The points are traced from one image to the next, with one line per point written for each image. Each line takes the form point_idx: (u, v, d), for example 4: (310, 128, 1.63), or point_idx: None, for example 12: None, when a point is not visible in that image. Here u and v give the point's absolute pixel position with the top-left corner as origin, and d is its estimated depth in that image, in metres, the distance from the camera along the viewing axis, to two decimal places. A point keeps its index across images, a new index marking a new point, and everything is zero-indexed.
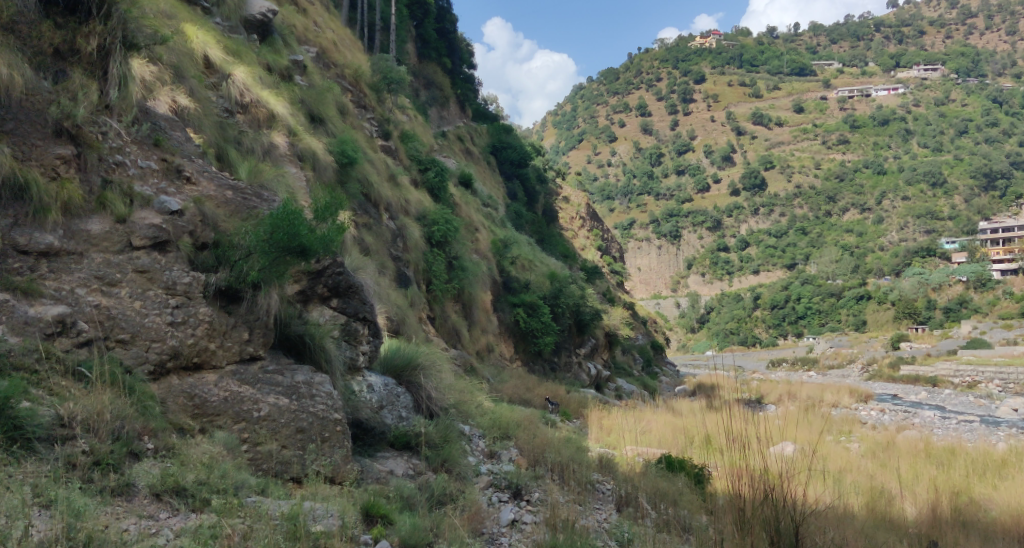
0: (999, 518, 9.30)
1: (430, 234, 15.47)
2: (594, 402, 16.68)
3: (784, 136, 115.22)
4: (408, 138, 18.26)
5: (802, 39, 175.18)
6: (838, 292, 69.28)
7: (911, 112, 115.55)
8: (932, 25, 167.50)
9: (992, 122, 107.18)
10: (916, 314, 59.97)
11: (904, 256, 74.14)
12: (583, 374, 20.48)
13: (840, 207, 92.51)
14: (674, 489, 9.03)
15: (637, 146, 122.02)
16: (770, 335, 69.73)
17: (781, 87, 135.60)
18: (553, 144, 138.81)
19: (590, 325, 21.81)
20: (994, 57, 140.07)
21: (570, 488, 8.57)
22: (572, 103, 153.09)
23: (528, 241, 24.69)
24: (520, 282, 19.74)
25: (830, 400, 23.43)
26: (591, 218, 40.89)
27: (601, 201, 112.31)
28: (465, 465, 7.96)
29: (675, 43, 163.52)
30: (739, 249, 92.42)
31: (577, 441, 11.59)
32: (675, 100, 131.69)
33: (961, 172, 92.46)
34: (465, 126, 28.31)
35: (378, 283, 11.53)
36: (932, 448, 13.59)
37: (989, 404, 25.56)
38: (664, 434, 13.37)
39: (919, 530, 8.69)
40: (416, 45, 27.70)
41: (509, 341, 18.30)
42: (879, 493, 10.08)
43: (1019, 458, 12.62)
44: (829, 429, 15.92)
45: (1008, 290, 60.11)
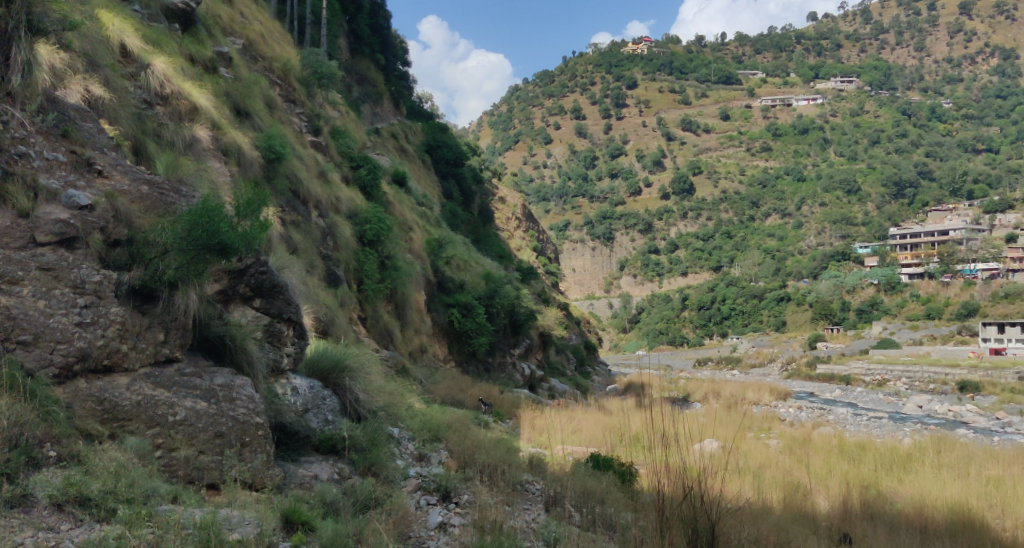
0: (903, 510, 9.83)
1: (362, 232, 15.18)
2: (527, 401, 16.78)
3: (712, 143, 118.84)
4: (339, 134, 17.82)
5: (729, 49, 180.60)
6: (761, 293, 71.70)
7: (828, 122, 120.77)
8: (848, 39, 175.39)
9: (902, 132, 113.03)
10: (832, 315, 63.30)
11: (821, 259, 77.48)
12: (517, 374, 20.56)
13: (763, 212, 95.90)
14: (602, 489, 9.18)
15: (572, 148, 123.20)
16: (697, 335, 71.55)
17: (709, 95, 139.57)
18: (489, 144, 138.41)
19: (524, 325, 21.96)
20: (903, 72, 148.05)
21: (500, 489, 8.64)
22: (508, 103, 153.17)
23: (463, 241, 24.59)
24: (455, 282, 19.66)
25: (752, 398, 24.25)
26: (526, 218, 41.11)
27: (537, 202, 112.84)
28: (393, 468, 7.91)
29: (609, 48, 166.30)
30: (669, 252, 94.45)
31: (508, 441, 11.62)
32: (608, 104, 133.81)
33: (874, 180, 97.34)
34: (399, 123, 27.93)
35: (306, 282, 11.31)
36: (844, 444, 14.24)
37: (897, 401, 26.97)
38: (593, 433, 13.58)
39: (831, 523, 9.14)
40: (349, 40, 27.16)
41: (443, 341, 18.22)
42: (795, 488, 10.54)
43: (922, 451, 13.38)
44: (749, 427, 16.45)
45: (915, 293, 63.55)
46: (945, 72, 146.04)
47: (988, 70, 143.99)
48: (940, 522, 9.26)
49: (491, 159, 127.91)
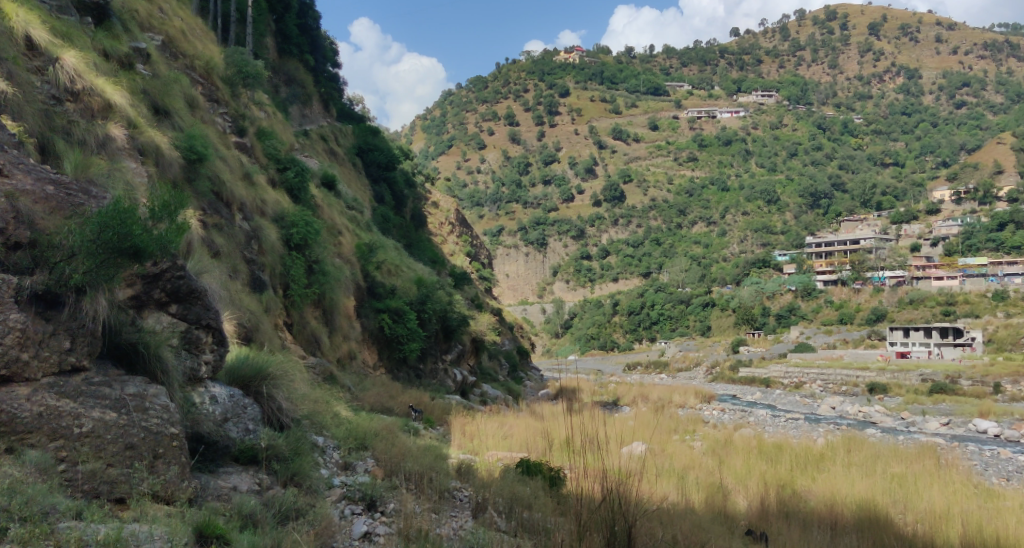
0: (816, 507, 10.29)
1: (288, 236, 14.80)
2: (457, 407, 16.68)
3: (641, 152, 121.52)
4: (265, 135, 17.32)
5: (657, 61, 184.96)
6: (688, 299, 73.74)
7: (750, 135, 125.30)
8: (768, 54, 182.35)
9: (817, 145, 118.57)
10: (753, 320, 65.86)
11: (743, 266, 80.38)
12: (448, 381, 20.36)
13: (689, 220, 98.51)
14: (530, 494, 9.26)
15: (506, 154, 123.16)
16: (626, 340, 72.46)
17: (638, 105, 142.80)
18: (422, 148, 136.91)
19: (456, 331, 21.86)
20: (819, 87, 155.38)
21: (426, 497, 8.59)
22: (441, 107, 151.93)
23: (395, 245, 24.30)
24: (386, 287, 19.44)
25: (677, 401, 24.98)
26: (460, 223, 40.91)
27: (471, 208, 111.96)
28: (317, 478, 7.75)
29: (542, 56, 167.95)
30: (601, 258, 95.61)
31: (438, 448, 11.56)
32: (541, 112, 134.86)
33: (791, 191, 101.79)
34: (329, 125, 27.40)
35: (228, 287, 10.95)
36: (763, 444, 14.82)
37: (812, 402, 28.24)
38: (524, 439, 13.65)
39: (748, 522, 9.53)
40: (277, 38, 26.25)
41: (374, 348, 17.90)
42: (716, 489, 10.92)
43: (835, 450, 14.03)
44: (676, 429, 16.92)
45: (829, 298, 66.61)
46: (856, 89, 153.62)
47: (894, 88, 152.12)
48: (848, 518, 9.74)
49: (424, 163, 126.49)
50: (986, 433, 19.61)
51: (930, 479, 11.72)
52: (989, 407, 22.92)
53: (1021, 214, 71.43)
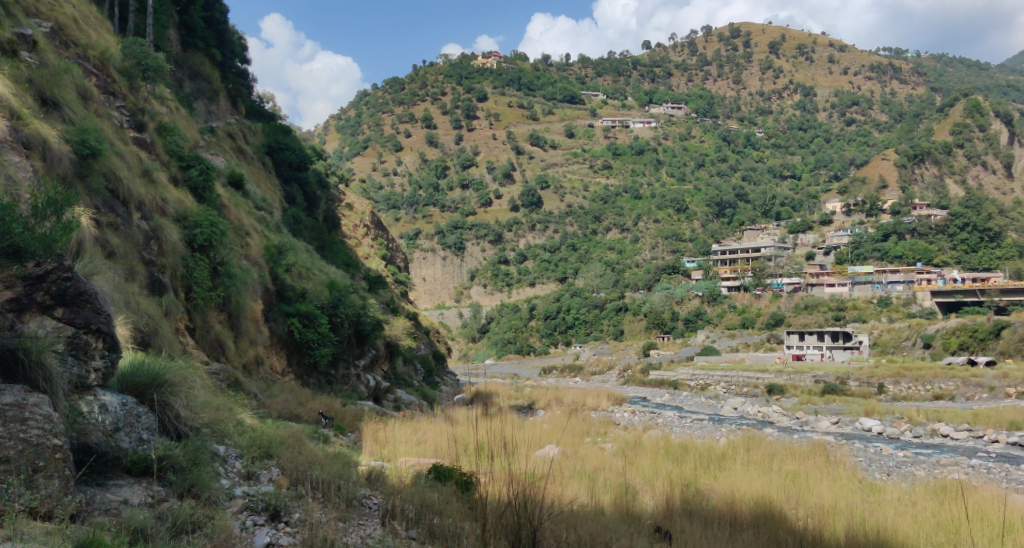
0: (717, 504, 10.72)
1: (191, 237, 14.11)
2: (370, 413, 16.37)
3: (558, 158, 123.13)
4: (167, 131, 16.51)
5: (573, 69, 187.86)
6: (602, 303, 75.19)
7: (661, 145, 129.17)
8: (678, 68, 188.85)
9: (722, 157, 123.83)
10: (663, 324, 68.17)
11: (654, 272, 82.81)
12: (361, 386, 19.89)
13: (604, 226, 100.63)
14: (442, 500, 9.21)
15: (423, 157, 121.76)
16: (543, 344, 73.15)
17: (555, 113, 144.85)
18: (336, 149, 133.50)
19: (370, 335, 21.43)
20: (724, 102, 162.39)
21: (334, 506, 8.41)
22: (356, 107, 148.58)
23: (306, 247, 23.63)
24: (296, 290, 18.84)
25: (590, 404, 25.47)
26: (375, 225, 40.23)
27: (387, 210, 109.55)
28: (216, 488, 7.44)
29: (460, 59, 167.69)
30: (518, 263, 95.91)
31: (348, 456, 11.32)
32: (459, 115, 134.38)
33: (699, 201, 105.97)
34: (236, 123, 26.41)
35: (123, 289, 10.38)
36: (669, 445, 15.31)
37: (716, 404, 29.39)
38: (437, 444, 13.59)
39: (653, 521, 9.84)
40: (180, 30, 24.91)
41: (282, 353, 17.35)
42: (624, 489, 11.21)
43: (735, 450, 14.63)
44: (587, 432, 17.24)
45: (732, 303, 69.55)
46: (757, 104, 161.07)
47: (792, 104, 160.39)
48: (745, 514, 10.20)
49: (338, 164, 123.29)
50: (870, 431, 20.98)
51: (820, 475, 12.44)
52: (873, 407, 24.48)
53: (903, 226, 76.69)
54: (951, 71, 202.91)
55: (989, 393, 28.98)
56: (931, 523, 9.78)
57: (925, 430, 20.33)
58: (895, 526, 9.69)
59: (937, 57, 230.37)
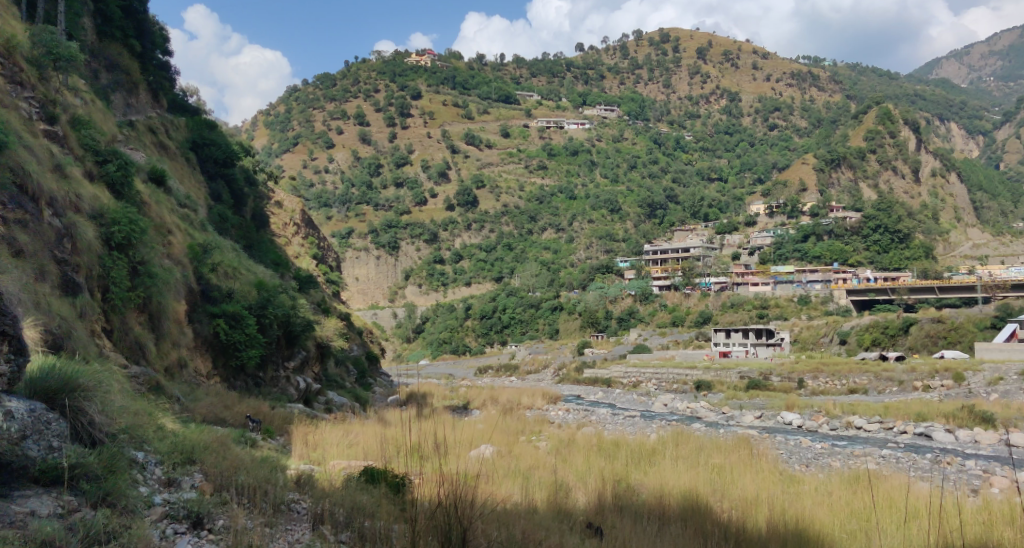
0: (648, 500, 10.96)
1: (108, 234, 13.50)
2: (300, 416, 16.01)
3: (493, 157, 123.26)
4: (81, 124, 15.74)
5: (507, 70, 188.38)
6: (537, 303, 75.76)
7: (594, 146, 131.06)
8: (610, 71, 191.92)
9: (654, 159, 126.67)
10: (597, 323, 69.28)
11: (589, 272, 83.98)
12: (291, 388, 19.41)
13: (539, 226, 101.38)
14: (373, 503, 9.10)
15: (355, 154, 119.77)
16: (479, 344, 73.25)
17: (489, 112, 145.04)
18: (264, 145, 129.71)
19: (300, 336, 20.94)
20: (655, 105, 166.10)
21: (260, 512, 8.19)
22: (286, 103, 144.83)
23: (233, 246, 22.94)
24: (222, 290, 18.27)
25: (525, 403, 25.63)
26: (305, 224, 39.37)
27: (318, 209, 106.34)
28: (134, 496, 7.15)
29: (393, 57, 165.77)
30: (453, 262, 95.49)
31: (276, 460, 11.05)
32: (392, 113, 132.89)
33: (631, 202, 108.09)
34: (158, 117, 25.39)
35: (32, 290, 9.84)
36: (602, 441, 15.56)
37: (647, 400, 30.05)
38: (370, 447, 13.41)
39: (585, 517, 9.99)
40: (96, 19, 23.68)
41: (207, 355, 16.78)
42: (558, 487, 11.33)
43: (665, 445, 14.97)
44: (522, 431, 17.34)
45: (663, 302, 71.15)
46: (686, 108, 165.35)
47: (719, 109, 165.42)
48: (673, 508, 10.46)
49: (267, 160, 119.79)
50: (791, 424, 21.85)
51: (744, 468, 12.86)
52: (794, 401, 25.49)
53: (821, 228, 80.13)
54: (864, 80, 213.71)
55: (899, 386, 30.61)
56: (845, 511, 10.25)
57: (841, 423, 21.28)
58: (813, 515, 10.10)
59: (852, 67, 241.95)
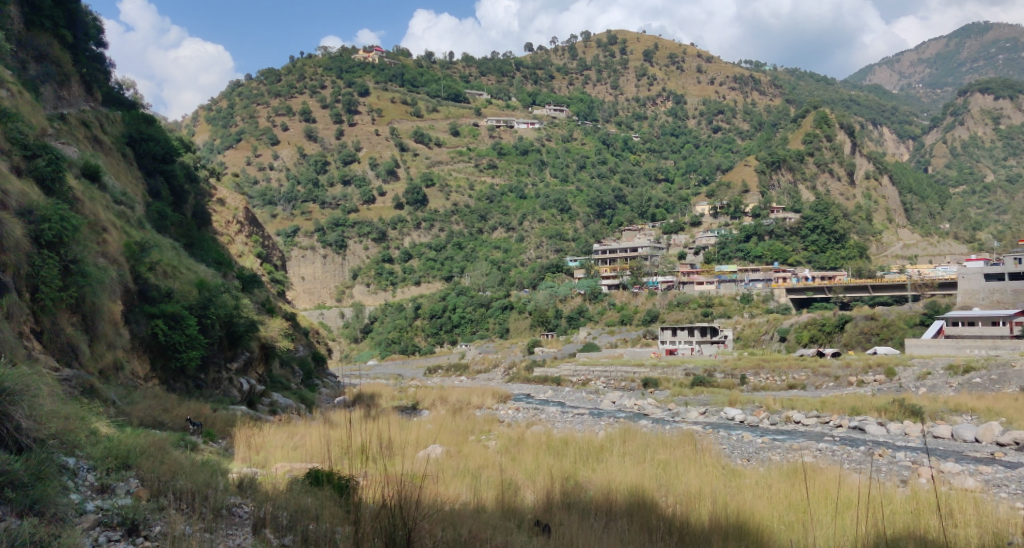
0: (595, 496, 11.09)
1: (39, 233, 12.96)
2: (243, 418, 15.66)
3: (443, 156, 122.68)
4: (8, 117, 15.08)
5: (456, 68, 187.67)
6: (487, 302, 75.78)
7: (544, 146, 131.73)
8: (559, 71, 193.19)
9: (602, 160, 128.05)
10: (547, 322, 69.71)
11: (539, 271, 84.38)
12: (234, 390, 18.94)
13: (490, 225, 101.38)
14: (318, 504, 8.97)
15: (301, 151, 117.61)
16: (428, 343, 72.99)
17: (439, 111, 144.38)
18: (205, 141, 126.15)
19: (243, 337, 20.45)
20: (603, 106, 167.88)
21: (200, 517, 7.97)
22: (228, 98, 141.17)
23: (172, 244, 22.27)
24: (161, 290, 17.73)
25: (475, 402, 25.62)
26: (249, 222, 38.50)
27: (262, 206, 103.94)
28: (64, 504, 6.91)
29: (340, 53, 163.49)
30: (403, 261, 94.68)
31: (217, 463, 10.79)
32: (340, 110, 131.00)
33: (581, 202, 109.13)
34: (91, 110, 24.47)
35: None
36: (551, 440, 15.67)
37: (596, 398, 30.39)
38: (315, 448, 13.20)
39: (533, 515, 10.05)
40: (24, 7, 22.67)
41: (144, 357, 16.27)
42: (507, 486, 11.35)
43: (613, 442, 15.15)
44: (472, 430, 17.32)
45: (612, 300, 71.91)
46: (634, 109, 167.64)
47: (665, 110, 168.21)
48: (620, 503, 10.61)
49: (208, 157, 116.56)
50: (734, 419, 22.37)
51: (689, 462, 13.14)
52: (737, 397, 26.13)
53: (763, 228, 82.25)
54: (803, 84, 220.54)
55: (835, 381, 31.71)
56: (784, 503, 10.55)
57: (781, 418, 21.92)
58: (754, 509, 10.36)
59: (791, 72, 249.09)
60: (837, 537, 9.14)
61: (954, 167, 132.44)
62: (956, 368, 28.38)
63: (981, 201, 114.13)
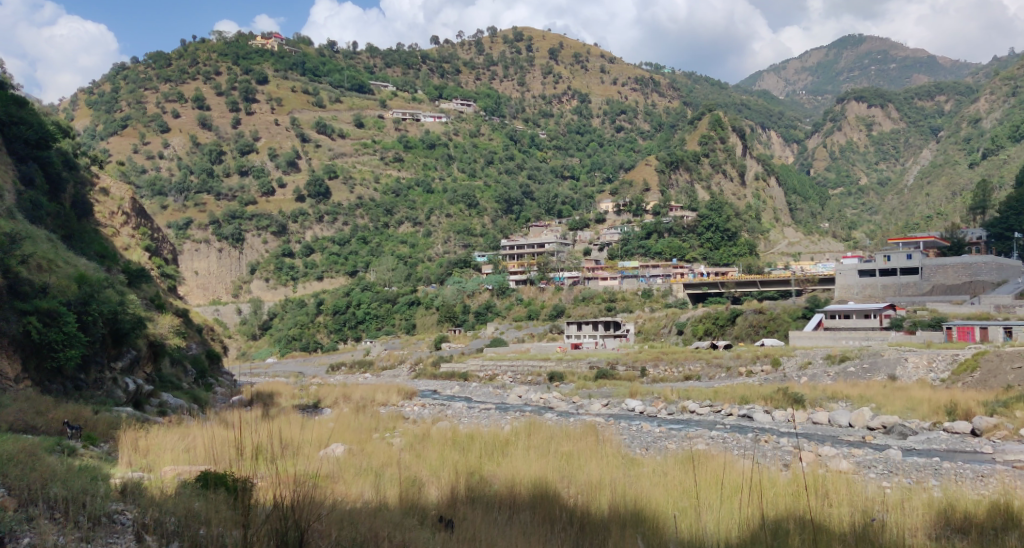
0: (500, 490, 11.14)
1: None
2: (127, 420, 14.78)
3: (347, 148, 120.06)
4: None
5: (360, 59, 183.65)
6: (393, 298, 74.92)
7: (451, 140, 131.15)
8: (465, 66, 192.88)
9: (509, 156, 129.07)
10: (454, 317, 69.62)
11: (446, 266, 84.18)
12: (118, 391, 17.81)
13: (396, 219, 100.27)
14: (210, 508, 8.56)
15: (195, 139, 112.05)
16: (331, 340, 71.35)
17: (342, 101, 141.14)
18: (86, 126, 117.89)
19: (130, 335, 19.29)
20: (510, 102, 168.84)
21: (75, 526, 7.43)
22: (111, 81, 132.53)
23: (47, 236, 20.77)
24: (35, 285, 16.50)
25: (379, 399, 25.29)
26: (137, 213, 36.42)
27: (151, 197, 98.09)
28: None
29: (236, 38, 156.89)
30: (304, 256, 91.94)
31: (98, 468, 10.12)
32: (236, 98, 125.70)
33: (488, 197, 109.61)
34: None
35: None
36: (456, 435, 15.67)
37: (502, 392, 30.68)
38: (209, 449, 12.61)
39: (438, 511, 10.01)
40: None
41: (15, 358, 15.09)
42: (411, 483, 11.23)
43: (518, 436, 15.30)
44: (376, 428, 17.08)
45: (519, 296, 72.64)
46: (540, 107, 169.69)
47: (570, 108, 171.10)
48: (523, 496, 10.71)
49: (89, 144, 109.03)
50: (634, 410, 23.10)
51: (590, 454, 13.45)
52: (637, 388, 26.97)
53: (662, 226, 85.16)
54: (699, 87, 230.14)
55: (727, 372, 33.33)
56: (678, 490, 10.97)
57: (677, 408, 22.84)
58: (650, 496, 10.71)
59: (687, 75, 259.18)
60: (724, 520, 9.61)
61: (833, 170, 141.75)
62: (833, 358, 30.54)
63: (857, 202, 122.87)
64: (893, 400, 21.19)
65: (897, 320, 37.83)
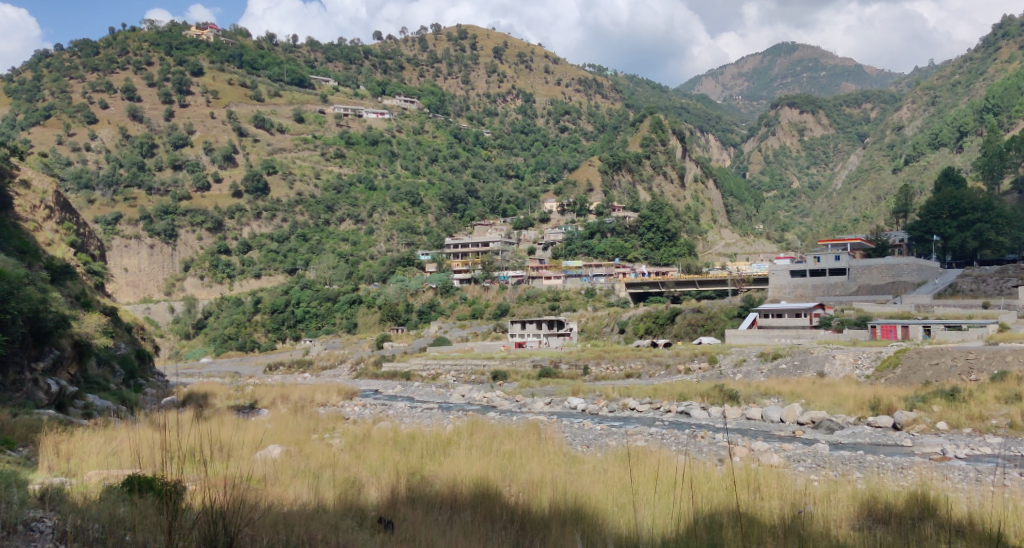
0: (441, 490, 11.06)
1: None
2: (50, 423, 14.12)
3: (286, 143, 117.43)
4: None
5: (299, 53, 179.88)
6: (333, 296, 73.72)
7: (395, 137, 129.75)
8: (408, 62, 191.07)
9: (453, 154, 128.52)
10: (397, 316, 68.82)
11: (389, 264, 83.25)
12: (40, 392, 17.00)
13: (337, 217, 98.65)
14: (137, 513, 8.24)
15: (124, 132, 107.79)
16: (269, 339, 69.56)
17: (282, 95, 137.81)
18: (5, 115, 112.01)
19: (52, 334, 18.51)
20: (455, 99, 167.98)
21: None
22: (33, 69, 126.38)
23: None
24: None
25: (319, 399, 24.86)
26: (60, 207, 34.86)
27: (78, 190, 94.06)
28: None
29: (168, 28, 151.56)
30: (241, 253, 89.57)
31: (14, 474, 9.61)
32: (170, 89, 121.48)
33: (431, 195, 108.87)
34: None
35: None
36: (397, 435, 15.49)
37: (444, 391, 30.53)
38: (137, 453, 12.15)
39: (377, 512, 9.89)
40: None
41: None
42: (350, 484, 11.06)
43: (460, 436, 15.22)
44: (315, 428, 16.79)
45: (463, 295, 72.55)
46: (484, 105, 169.46)
47: (515, 107, 171.41)
48: (464, 495, 10.68)
49: (9, 134, 103.75)
50: (576, 408, 23.28)
51: (531, 452, 13.49)
52: (579, 387, 27.18)
53: (605, 226, 86.22)
54: (640, 90, 233.92)
55: (666, 369, 33.99)
56: (617, 486, 11.11)
57: (618, 405, 23.17)
58: (590, 493, 10.81)
59: (630, 77, 262.99)
60: (661, 515, 9.77)
61: (768, 173, 146.12)
62: (767, 355, 31.48)
63: (790, 204, 126.98)
64: (821, 396, 21.98)
65: (826, 319, 39.34)
